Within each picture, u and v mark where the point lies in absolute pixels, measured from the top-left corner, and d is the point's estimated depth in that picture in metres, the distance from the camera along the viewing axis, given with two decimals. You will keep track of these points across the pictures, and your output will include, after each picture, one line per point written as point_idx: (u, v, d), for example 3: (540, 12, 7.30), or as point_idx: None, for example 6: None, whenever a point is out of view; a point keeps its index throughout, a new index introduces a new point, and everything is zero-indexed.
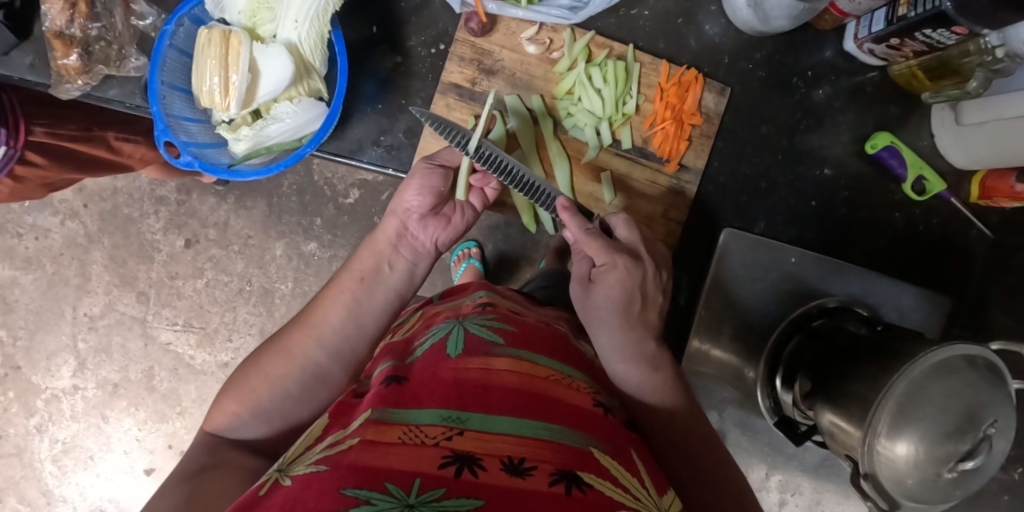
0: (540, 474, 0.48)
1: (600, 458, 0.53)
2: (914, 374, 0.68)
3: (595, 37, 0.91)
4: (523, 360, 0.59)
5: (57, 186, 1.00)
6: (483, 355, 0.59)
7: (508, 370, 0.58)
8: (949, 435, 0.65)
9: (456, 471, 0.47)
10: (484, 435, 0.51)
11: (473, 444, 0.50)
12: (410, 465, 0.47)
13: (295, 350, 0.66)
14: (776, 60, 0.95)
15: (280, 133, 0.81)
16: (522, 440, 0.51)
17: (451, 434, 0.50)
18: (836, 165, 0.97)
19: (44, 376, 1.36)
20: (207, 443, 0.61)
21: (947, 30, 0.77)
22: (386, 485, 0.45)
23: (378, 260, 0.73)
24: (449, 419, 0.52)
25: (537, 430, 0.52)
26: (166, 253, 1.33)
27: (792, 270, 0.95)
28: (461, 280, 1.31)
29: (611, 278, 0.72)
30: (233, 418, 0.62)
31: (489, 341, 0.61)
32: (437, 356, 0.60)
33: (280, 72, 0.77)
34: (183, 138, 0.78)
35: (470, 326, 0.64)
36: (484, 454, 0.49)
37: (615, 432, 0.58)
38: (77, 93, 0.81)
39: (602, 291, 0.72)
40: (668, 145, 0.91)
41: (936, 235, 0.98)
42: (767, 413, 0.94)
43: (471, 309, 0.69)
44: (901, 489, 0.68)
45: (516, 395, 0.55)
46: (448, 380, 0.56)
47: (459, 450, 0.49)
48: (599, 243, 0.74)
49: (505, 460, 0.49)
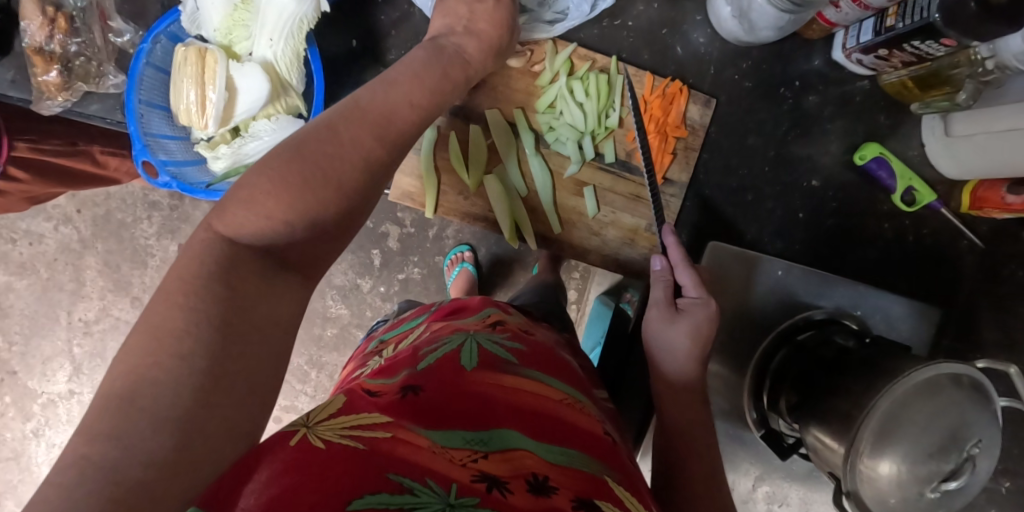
0: (563, 495, 0.47)
1: (614, 487, 0.53)
2: (898, 391, 0.68)
3: (577, 49, 0.90)
4: (537, 381, 0.60)
5: (44, 197, 1.00)
6: (499, 373, 0.58)
7: (525, 390, 0.58)
8: (933, 454, 0.65)
9: (488, 487, 0.45)
10: (507, 454, 0.49)
11: (501, 465, 0.48)
12: (445, 470, 0.45)
13: (250, 222, 0.49)
14: (764, 70, 0.94)
15: (258, 150, 0.82)
16: (548, 462, 0.50)
17: (476, 456, 0.48)
18: (825, 176, 0.96)
19: (40, 381, 1.35)
20: (230, 253, 0.47)
21: (935, 42, 0.76)
22: (427, 480, 0.43)
23: (377, 119, 0.55)
24: (473, 441, 0.50)
25: (557, 454, 0.52)
26: (159, 258, 1.32)
27: (780, 282, 0.94)
28: (454, 284, 1.30)
29: (701, 314, 0.77)
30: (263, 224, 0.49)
31: (503, 360, 0.61)
32: (452, 366, 0.58)
33: (256, 90, 0.78)
34: (162, 157, 0.78)
35: (483, 342, 0.63)
36: (511, 476, 0.47)
37: (621, 462, 0.58)
38: (59, 109, 0.79)
39: (688, 320, 0.77)
40: (652, 159, 0.91)
41: (926, 245, 0.98)
42: (754, 427, 0.93)
43: (480, 326, 0.67)
44: (884, 508, 0.68)
45: (534, 420, 0.55)
46: (470, 395, 0.54)
47: (488, 470, 0.47)
48: (694, 278, 0.80)
49: (530, 478, 0.47)
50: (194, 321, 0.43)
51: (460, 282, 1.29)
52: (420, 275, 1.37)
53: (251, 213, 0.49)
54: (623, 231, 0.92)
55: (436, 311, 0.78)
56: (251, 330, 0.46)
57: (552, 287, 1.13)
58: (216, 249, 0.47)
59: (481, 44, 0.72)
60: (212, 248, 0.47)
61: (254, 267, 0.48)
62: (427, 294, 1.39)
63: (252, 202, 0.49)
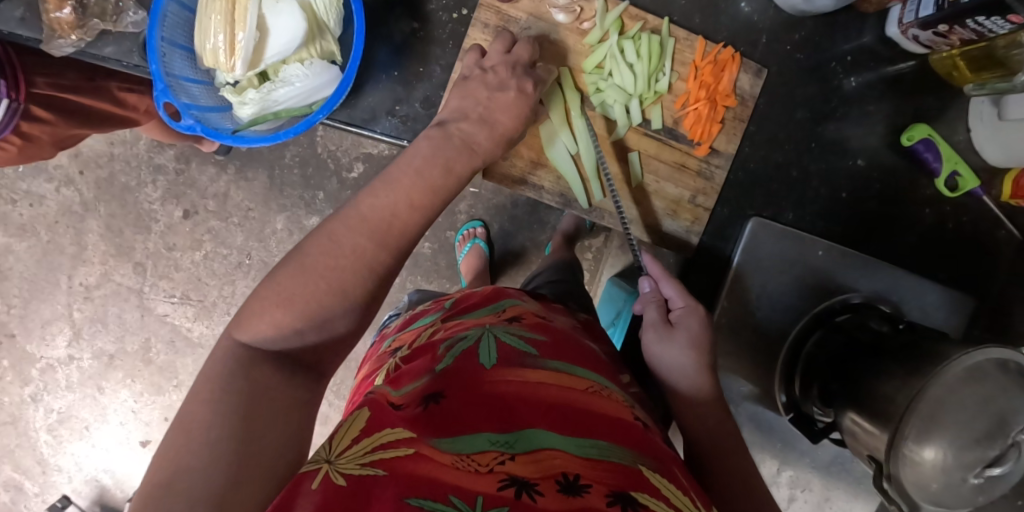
0: (597, 494, 0.46)
1: (650, 475, 0.51)
2: (946, 377, 0.64)
3: (629, 8, 0.87)
4: (559, 371, 0.58)
5: (69, 144, 0.96)
6: (519, 368, 0.57)
7: (547, 383, 0.56)
8: (978, 441, 0.63)
9: (515, 493, 0.45)
10: (533, 456, 0.49)
11: (528, 467, 0.47)
12: (468, 484, 0.45)
13: (276, 329, 0.55)
14: (814, 43, 0.90)
15: (289, 97, 0.78)
16: (576, 458, 0.49)
17: (503, 458, 0.48)
18: (869, 156, 0.92)
19: (39, 345, 1.31)
20: (241, 353, 0.53)
21: (1002, 18, 0.72)
22: (450, 498, 0.43)
23: (379, 224, 0.60)
24: (498, 443, 0.50)
25: (587, 447, 0.50)
26: (164, 224, 1.28)
27: (818, 264, 0.91)
28: (465, 260, 1.27)
29: (695, 324, 0.78)
30: (281, 329, 0.55)
31: (522, 353, 0.59)
32: (471, 366, 0.58)
33: (289, 30, 0.73)
34: (185, 101, 0.75)
35: (500, 335, 0.62)
36: (541, 477, 0.46)
37: (658, 449, 0.56)
38: (71, 50, 0.75)
39: (685, 331, 0.77)
40: (700, 128, 0.88)
41: (965, 234, 0.94)
42: (783, 409, 0.91)
43: (497, 319, 0.66)
44: (924, 493, 0.65)
45: (562, 413, 0.53)
46: (487, 396, 0.54)
47: (515, 473, 0.47)
48: (679, 287, 0.80)
49: (560, 479, 0.47)
50: (221, 425, 0.48)
51: (472, 260, 1.25)
52: (430, 251, 1.34)
53: (264, 323, 0.55)
54: (665, 202, 0.90)
55: (456, 301, 0.76)
56: (258, 422, 0.49)
57: (572, 264, 1.10)
58: (240, 353, 0.53)
59: (471, 143, 0.72)
60: (231, 351, 0.53)
61: (273, 371, 0.53)
62: (438, 271, 1.35)
63: (264, 314, 0.55)
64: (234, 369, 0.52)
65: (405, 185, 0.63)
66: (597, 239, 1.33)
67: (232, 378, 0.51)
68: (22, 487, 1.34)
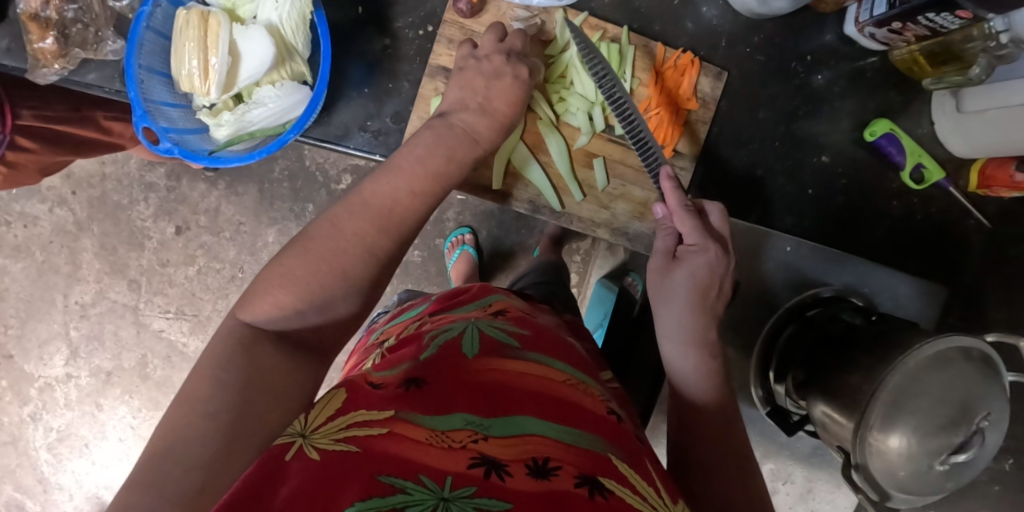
0: (565, 475, 0.48)
1: (618, 464, 0.53)
2: (910, 365, 0.67)
3: (589, 18, 0.90)
4: (539, 362, 0.61)
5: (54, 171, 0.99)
6: (502, 358, 0.60)
7: (525, 373, 0.58)
8: (944, 427, 0.65)
9: (484, 472, 0.47)
10: (508, 438, 0.51)
11: (500, 448, 0.50)
12: (440, 464, 0.47)
13: (281, 309, 0.61)
14: (774, 44, 0.93)
15: (262, 118, 0.81)
16: (549, 443, 0.51)
17: (476, 438, 0.50)
18: (835, 152, 0.96)
19: (38, 365, 1.33)
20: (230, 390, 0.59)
21: (950, 14, 0.75)
22: (420, 478, 0.45)
23: (377, 211, 0.67)
24: (474, 424, 0.52)
25: (561, 432, 0.52)
26: (157, 240, 1.30)
27: (789, 259, 0.94)
28: (455, 267, 1.29)
29: (700, 262, 0.78)
30: (286, 309, 0.61)
31: (505, 345, 0.62)
32: (454, 355, 0.60)
33: (258, 55, 0.77)
34: (163, 124, 0.78)
35: (484, 327, 0.64)
36: (511, 460, 0.49)
37: (629, 440, 0.58)
38: (54, 78, 0.79)
39: (686, 268, 0.78)
40: (663, 131, 0.91)
41: (936, 223, 0.97)
42: (759, 403, 0.93)
43: (482, 313, 0.69)
44: (892, 480, 0.67)
45: (538, 401, 0.55)
46: (468, 380, 0.56)
47: (486, 453, 0.49)
48: (694, 225, 0.80)
49: (529, 463, 0.49)
50: (208, 429, 0.52)
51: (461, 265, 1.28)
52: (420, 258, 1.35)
53: (267, 303, 0.61)
54: (631, 205, 0.93)
55: (440, 297, 0.79)
56: (248, 423, 0.53)
57: (557, 267, 1.13)
58: (245, 338, 0.59)
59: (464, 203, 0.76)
60: (235, 333, 0.59)
61: (274, 357, 0.59)
62: (427, 277, 1.36)
63: (265, 297, 0.61)
64: (236, 350, 0.58)
65: (401, 176, 0.69)
66: (583, 242, 1.33)
67: (234, 370, 0.56)
68: (24, 506, 1.37)
